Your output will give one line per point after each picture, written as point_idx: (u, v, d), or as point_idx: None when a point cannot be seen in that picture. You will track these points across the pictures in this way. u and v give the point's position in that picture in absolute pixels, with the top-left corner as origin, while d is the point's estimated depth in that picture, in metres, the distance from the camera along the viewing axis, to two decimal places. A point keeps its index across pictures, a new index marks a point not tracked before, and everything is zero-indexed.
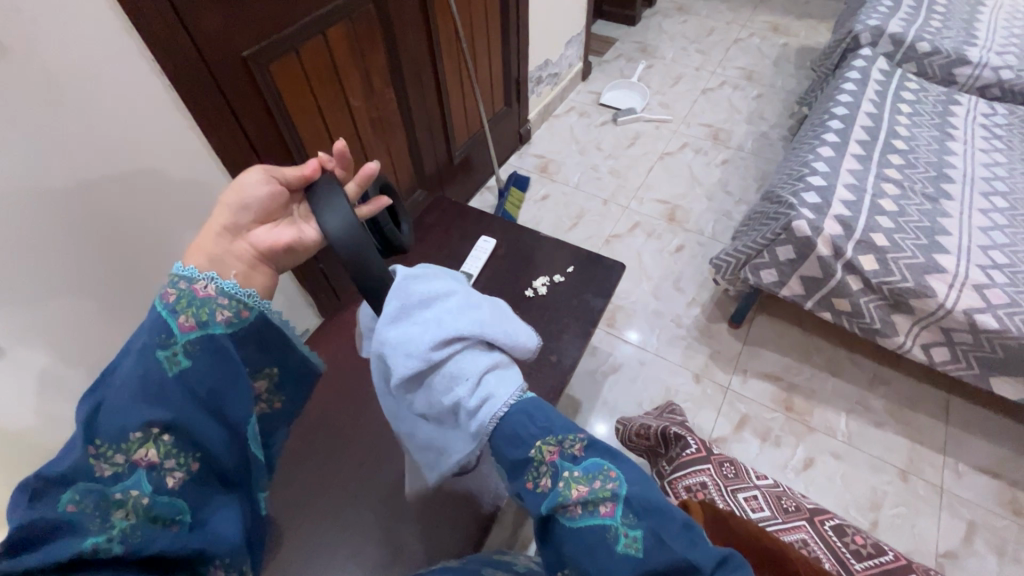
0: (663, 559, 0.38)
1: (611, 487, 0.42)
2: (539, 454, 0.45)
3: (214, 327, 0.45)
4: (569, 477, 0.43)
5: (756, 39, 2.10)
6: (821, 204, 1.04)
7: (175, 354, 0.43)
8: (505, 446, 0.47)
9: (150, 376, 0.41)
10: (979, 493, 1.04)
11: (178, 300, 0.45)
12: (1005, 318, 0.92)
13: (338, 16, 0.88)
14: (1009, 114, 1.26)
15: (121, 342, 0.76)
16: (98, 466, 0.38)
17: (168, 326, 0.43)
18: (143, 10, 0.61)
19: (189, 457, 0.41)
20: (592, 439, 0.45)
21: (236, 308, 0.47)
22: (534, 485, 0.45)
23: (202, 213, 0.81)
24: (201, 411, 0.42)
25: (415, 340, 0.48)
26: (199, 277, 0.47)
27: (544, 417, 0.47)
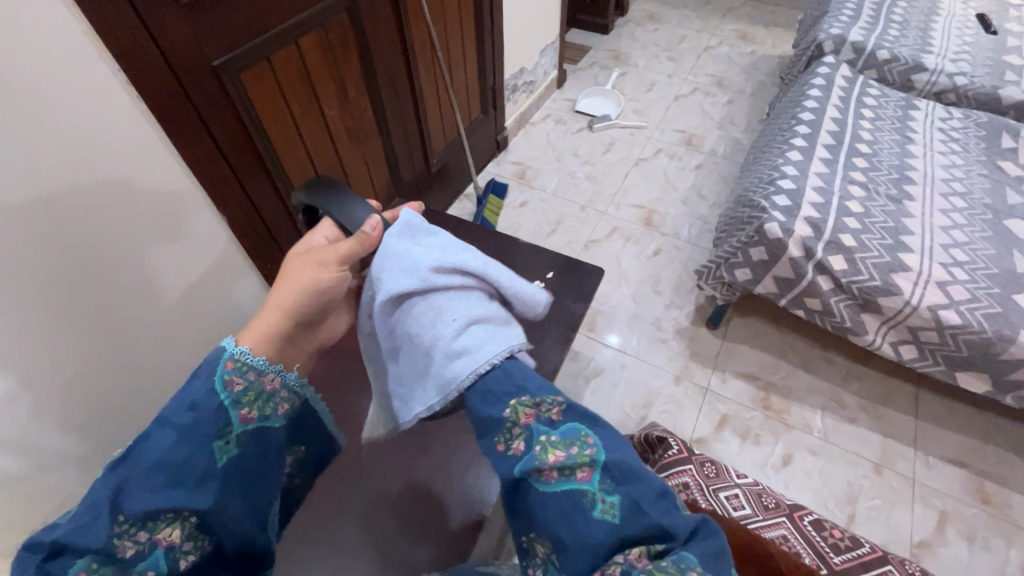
0: (639, 526, 0.39)
1: (588, 451, 0.42)
2: (514, 415, 0.45)
3: (269, 420, 0.50)
4: (546, 442, 0.43)
5: (725, 48, 2.15)
6: (792, 207, 1.07)
7: (228, 442, 0.46)
8: (478, 405, 0.47)
9: (197, 462, 0.44)
10: (949, 484, 1.08)
11: (244, 391, 0.48)
12: (966, 313, 0.96)
13: (311, 25, 0.87)
14: (965, 117, 1.31)
15: (92, 360, 0.73)
16: (120, 544, 0.41)
17: (231, 416, 0.46)
18: (105, 15, 0.60)
19: (204, 541, 0.45)
20: (571, 404, 0.45)
21: (290, 400, 0.52)
22: (507, 447, 0.45)
23: (173, 228, 0.79)
24: (235, 501, 0.46)
25: (417, 264, 0.52)
26: (268, 370, 0.50)
27: (521, 377, 0.47)
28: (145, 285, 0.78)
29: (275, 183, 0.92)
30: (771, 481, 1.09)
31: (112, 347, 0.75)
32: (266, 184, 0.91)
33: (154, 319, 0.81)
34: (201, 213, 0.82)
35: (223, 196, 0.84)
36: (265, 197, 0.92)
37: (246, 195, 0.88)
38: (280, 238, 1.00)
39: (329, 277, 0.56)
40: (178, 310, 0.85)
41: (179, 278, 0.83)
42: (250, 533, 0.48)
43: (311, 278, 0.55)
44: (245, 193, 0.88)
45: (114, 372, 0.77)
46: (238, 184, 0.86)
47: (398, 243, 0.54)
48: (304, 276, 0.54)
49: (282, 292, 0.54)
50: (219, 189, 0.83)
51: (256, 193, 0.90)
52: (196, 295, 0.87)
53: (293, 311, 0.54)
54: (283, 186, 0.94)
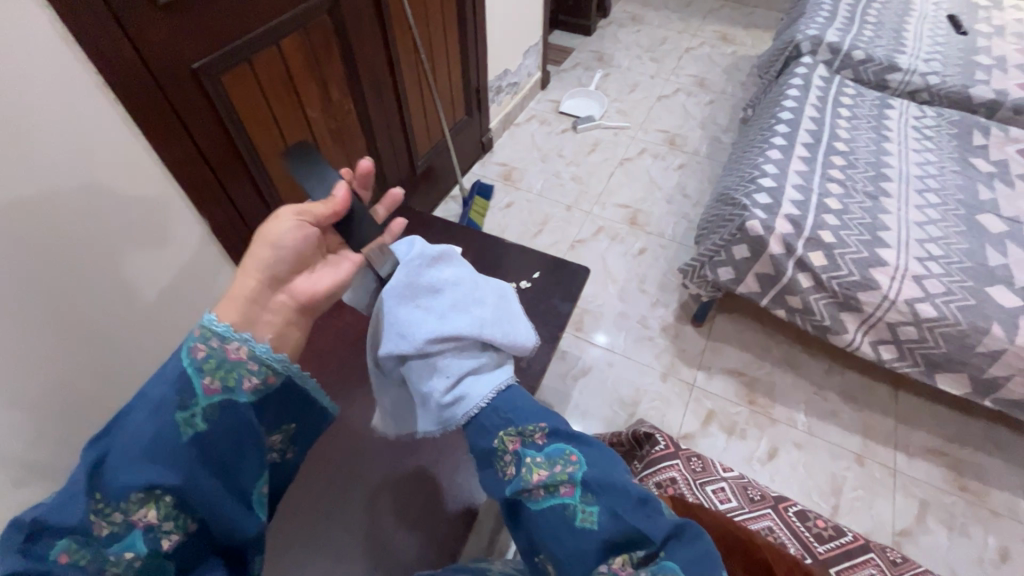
0: (618, 532, 0.42)
1: (570, 470, 0.46)
2: (503, 443, 0.51)
3: (236, 393, 0.46)
4: (531, 463, 0.47)
5: (706, 49, 2.18)
6: (773, 204, 1.09)
7: (194, 416, 0.44)
8: (474, 436, 0.53)
9: (165, 437, 0.43)
10: (928, 473, 1.10)
11: (207, 358, 0.45)
12: (942, 306, 0.99)
13: (293, 27, 0.87)
14: (938, 116, 1.35)
15: (70, 368, 0.72)
16: (96, 523, 0.41)
17: (193, 387, 0.44)
18: (83, 19, 0.59)
19: (185, 520, 0.44)
20: (553, 427, 0.50)
21: (263, 373, 0.48)
22: (502, 472, 0.50)
23: (153, 235, 0.78)
24: (208, 480, 0.44)
25: (412, 329, 0.55)
26: (233, 336, 0.47)
27: (506, 408, 0.52)
28: (125, 293, 0.77)
29: (258, 186, 0.91)
30: (756, 475, 1.10)
31: (94, 354, 0.75)
32: (250, 187, 0.90)
33: (136, 325, 0.80)
34: (183, 218, 0.82)
35: (205, 200, 0.83)
36: (248, 200, 0.91)
37: (228, 199, 0.87)
38: None
39: (292, 232, 0.54)
40: (160, 317, 0.84)
41: (161, 284, 0.82)
42: (231, 517, 0.46)
43: (275, 241, 0.53)
44: (228, 197, 0.87)
45: (94, 381, 0.76)
46: (220, 188, 0.85)
47: (396, 299, 0.57)
48: (267, 240, 0.53)
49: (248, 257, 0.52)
50: (201, 193, 0.82)
51: (238, 197, 0.89)
52: (178, 301, 0.86)
53: (263, 272, 0.52)
54: (266, 189, 0.93)
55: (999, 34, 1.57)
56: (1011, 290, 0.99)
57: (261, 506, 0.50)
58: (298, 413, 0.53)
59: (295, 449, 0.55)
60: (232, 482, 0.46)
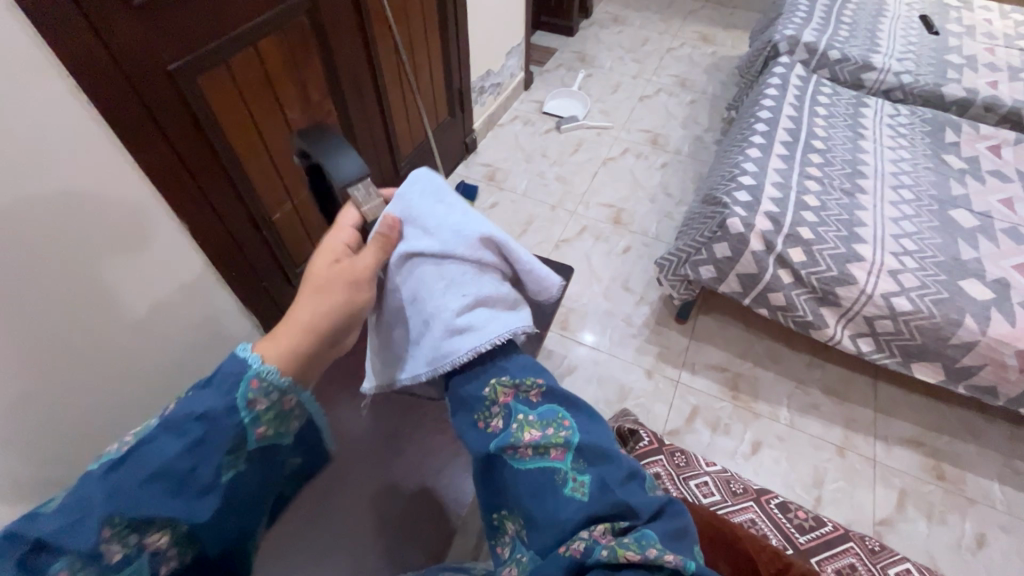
0: (606, 502, 0.40)
1: (564, 433, 0.43)
2: (492, 394, 0.47)
3: (281, 438, 0.45)
4: (523, 420, 0.44)
5: (687, 49, 2.21)
6: (752, 202, 1.11)
7: (237, 459, 0.43)
8: (461, 381, 0.49)
9: (202, 474, 0.41)
10: (907, 463, 1.13)
11: (265, 409, 0.44)
12: (917, 299, 1.01)
13: (270, 28, 0.86)
14: (911, 114, 1.38)
15: (48, 380, 0.69)
16: (107, 550, 0.38)
17: (247, 433, 0.43)
18: (50, 17, 0.57)
19: (190, 555, 0.42)
20: (549, 386, 0.47)
21: (304, 421, 0.47)
22: (485, 424, 0.46)
23: (136, 241, 0.76)
24: (231, 522, 0.44)
25: (441, 235, 0.51)
26: (292, 391, 0.45)
27: (503, 359, 0.49)
28: (109, 301, 0.75)
29: (236, 188, 0.90)
30: (741, 469, 1.12)
31: (73, 365, 0.73)
32: (229, 190, 0.89)
33: (118, 334, 0.78)
34: (164, 223, 0.80)
35: (184, 203, 0.82)
36: (228, 204, 0.90)
37: (207, 202, 0.86)
38: (245, 247, 0.98)
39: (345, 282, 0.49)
40: (142, 325, 0.82)
41: (144, 291, 0.80)
42: (235, 556, 0.46)
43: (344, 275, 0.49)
44: (208, 201, 0.86)
45: (73, 393, 0.74)
46: (198, 191, 0.83)
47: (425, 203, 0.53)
48: (334, 270, 0.49)
49: (314, 287, 0.49)
50: (180, 199, 0.81)
51: (217, 200, 0.88)
52: (162, 309, 0.84)
53: (322, 327, 0.48)
54: (245, 191, 0.92)
55: (969, 34, 1.61)
56: (982, 283, 1.02)
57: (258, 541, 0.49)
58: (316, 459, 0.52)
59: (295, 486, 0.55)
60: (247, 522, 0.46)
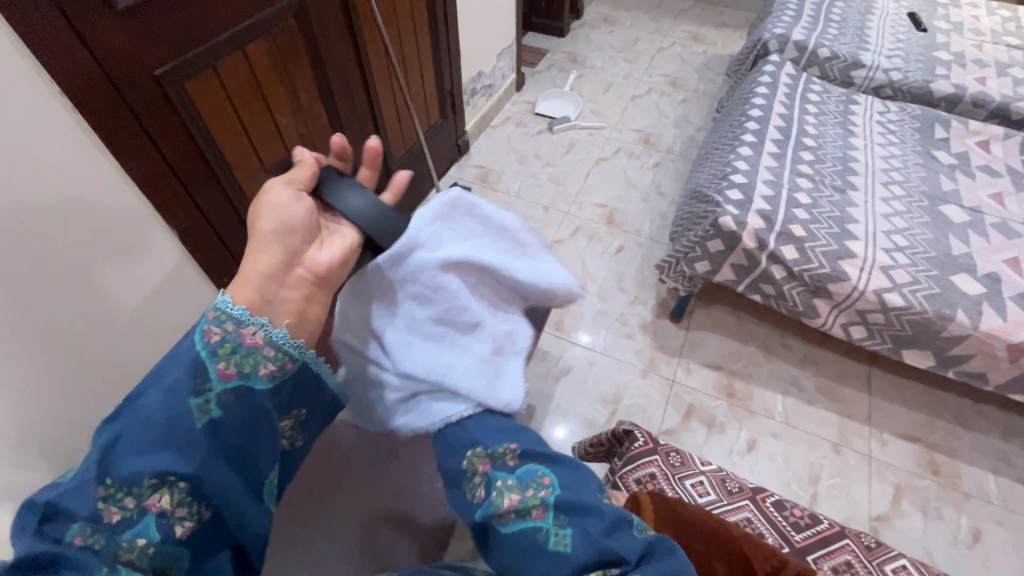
0: (589, 551, 0.43)
1: (543, 493, 0.47)
2: (472, 465, 0.51)
3: (253, 379, 0.46)
4: (502, 487, 0.48)
5: (678, 49, 2.21)
6: (744, 200, 1.11)
7: (207, 402, 0.45)
8: (444, 454, 0.54)
9: (177, 422, 0.44)
10: (902, 458, 1.13)
11: (222, 343, 0.46)
12: (908, 295, 1.01)
13: (258, 31, 0.85)
14: (901, 111, 1.38)
15: (31, 380, 0.67)
16: (108, 508, 0.42)
17: (208, 371, 0.45)
18: (34, 25, 0.57)
19: (200, 506, 0.45)
20: (523, 447, 0.50)
21: (280, 360, 0.48)
22: (472, 495, 0.50)
23: (121, 240, 0.74)
24: (222, 466, 0.45)
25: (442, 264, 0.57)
26: (248, 321, 0.47)
27: (474, 427, 0.53)
28: (94, 300, 0.73)
29: (227, 193, 0.89)
30: (738, 467, 1.12)
31: (69, 374, 0.72)
32: (219, 196, 0.88)
33: (111, 341, 0.77)
34: (153, 228, 0.79)
35: (173, 209, 0.81)
36: (219, 210, 0.89)
37: (197, 206, 0.85)
38: (237, 252, 0.96)
39: (290, 204, 0.53)
40: (135, 332, 0.81)
41: (136, 297, 0.80)
42: (240, 502, 0.47)
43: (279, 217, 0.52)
44: (197, 207, 0.85)
45: (67, 403, 0.73)
46: (187, 195, 0.82)
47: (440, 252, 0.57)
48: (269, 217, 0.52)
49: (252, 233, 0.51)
50: (170, 205, 0.80)
51: (207, 204, 0.87)
52: (153, 312, 0.83)
53: (273, 247, 0.51)
54: (236, 195, 0.91)
55: (957, 31, 1.62)
56: (974, 278, 1.02)
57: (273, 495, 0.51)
58: (317, 402, 0.53)
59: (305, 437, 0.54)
60: (243, 469, 0.47)
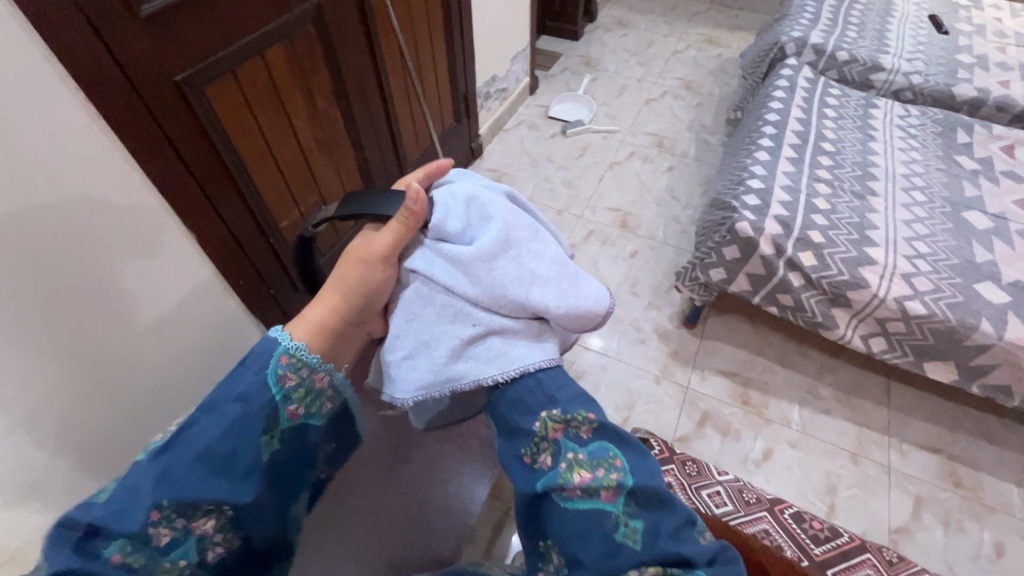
0: (658, 551, 0.41)
1: (614, 476, 0.43)
2: (543, 429, 0.47)
3: (312, 417, 0.50)
4: (573, 460, 0.44)
5: (692, 52, 2.20)
6: (761, 206, 1.10)
7: (272, 438, 0.47)
8: (510, 412, 0.49)
9: (240, 454, 0.45)
10: (923, 469, 1.11)
11: (295, 387, 0.47)
12: (930, 303, 0.99)
13: (278, 37, 0.86)
14: (922, 115, 1.36)
15: (64, 383, 0.69)
16: (156, 531, 0.42)
17: (279, 412, 0.47)
18: (62, 33, 0.58)
19: (232, 535, 0.47)
20: (602, 421, 0.46)
21: (334, 400, 0.51)
22: (534, 459, 0.47)
23: (143, 243, 0.75)
24: (268, 496, 0.48)
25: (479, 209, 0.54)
26: (320, 367, 0.49)
27: (552, 387, 0.49)
28: (122, 304, 0.74)
29: (244, 196, 0.90)
30: (752, 476, 1.10)
31: (92, 374, 0.73)
32: (236, 198, 0.89)
33: (132, 341, 0.78)
34: (171, 229, 0.79)
35: (192, 213, 0.82)
36: (235, 213, 0.90)
37: (214, 209, 0.86)
38: (252, 255, 0.97)
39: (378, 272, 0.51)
40: (157, 334, 0.82)
41: (156, 296, 0.80)
42: (273, 527, 0.51)
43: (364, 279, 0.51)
44: (215, 210, 0.86)
45: (90, 404, 0.73)
46: (205, 199, 0.83)
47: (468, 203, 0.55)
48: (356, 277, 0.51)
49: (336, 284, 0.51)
50: (188, 208, 0.81)
51: (224, 207, 0.87)
52: (176, 320, 0.85)
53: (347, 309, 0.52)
54: (252, 198, 0.92)
55: (979, 33, 1.59)
56: (998, 286, 1.00)
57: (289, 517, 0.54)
58: (341, 432, 0.58)
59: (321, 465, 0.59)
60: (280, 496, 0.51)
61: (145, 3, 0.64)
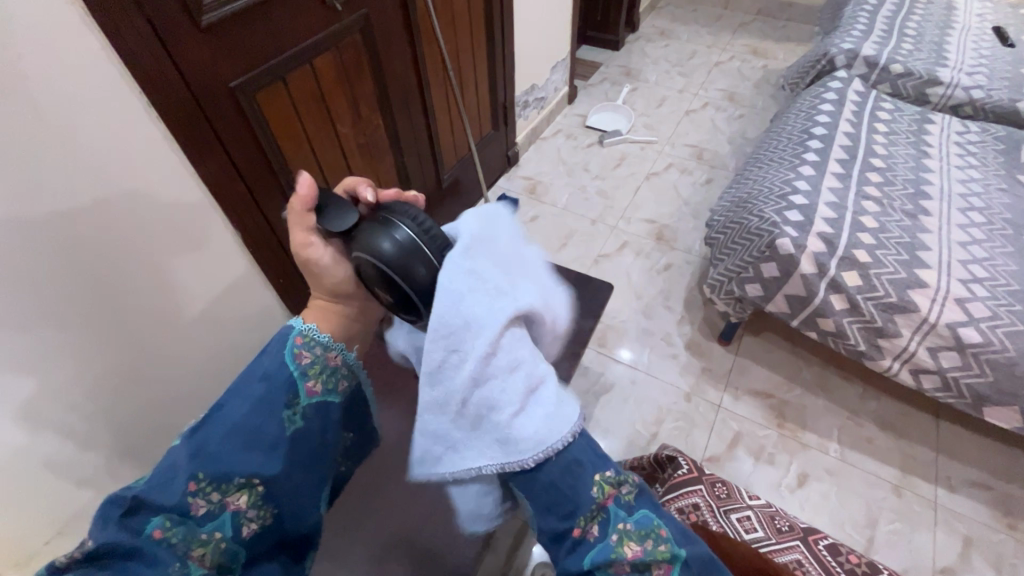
0: None
1: (664, 548, 0.39)
2: (597, 493, 0.41)
3: (332, 396, 0.50)
4: (622, 531, 0.40)
5: (736, 63, 2.15)
6: (804, 222, 1.06)
7: (295, 414, 0.47)
8: (563, 481, 0.41)
9: (267, 428, 0.45)
10: (973, 508, 1.04)
11: (311, 363, 0.49)
12: (987, 331, 0.94)
13: (326, 46, 0.89)
14: (983, 131, 1.29)
15: (117, 367, 0.73)
16: (193, 503, 0.43)
17: (298, 388, 0.48)
18: (130, 44, 0.62)
19: (266, 511, 0.46)
20: (642, 488, 0.43)
21: (349, 379, 0.53)
22: (579, 530, 0.40)
23: (194, 239, 0.79)
24: (298, 474, 0.48)
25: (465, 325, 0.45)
26: (332, 346, 0.51)
27: (600, 449, 0.43)
28: (167, 295, 0.78)
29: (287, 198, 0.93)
30: (786, 503, 1.06)
31: (138, 361, 0.76)
32: (280, 200, 0.92)
33: (176, 333, 0.81)
34: (219, 226, 0.83)
35: (239, 212, 0.85)
36: (279, 212, 0.93)
37: (259, 209, 0.89)
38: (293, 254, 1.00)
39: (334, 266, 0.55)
40: (200, 327, 0.85)
41: (203, 289, 0.84)
42: (303, 509, 0.50)
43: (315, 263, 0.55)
44: (260, 211, 0.89)
45: (135, 390, 0.77)
46: (252, 200, 0.87)
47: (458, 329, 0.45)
48: (313, 274, 0.55)
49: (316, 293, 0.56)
50: (234, 206, 0.84)
51: (269, 208, 0.90)
52: (216, 313, 0.88)
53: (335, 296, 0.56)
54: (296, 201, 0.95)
55: None
56: None
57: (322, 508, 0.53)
58: (363, 424, 0.58)
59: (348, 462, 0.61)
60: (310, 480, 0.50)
61: (206, 14, 0.67)
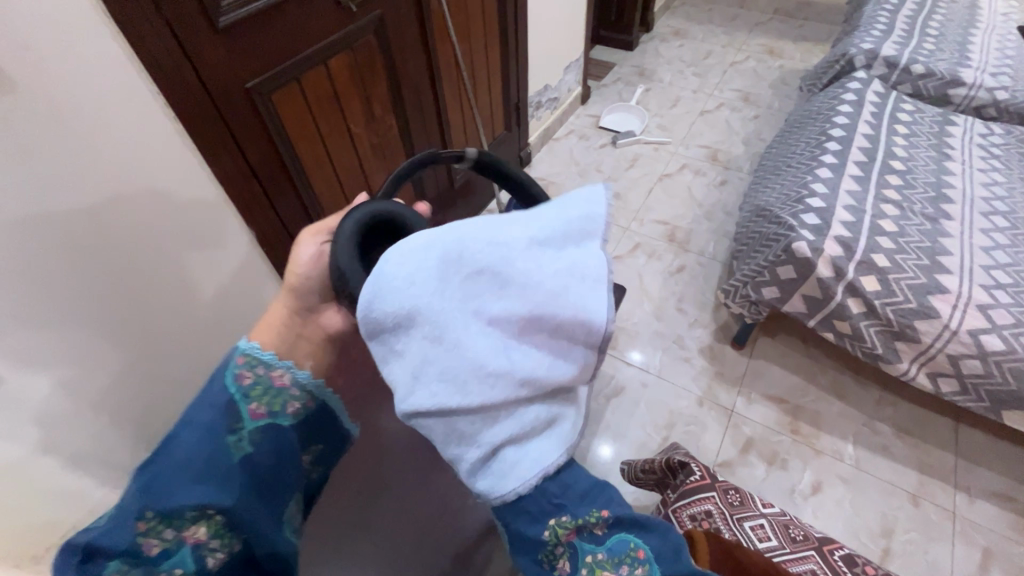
0: None
1: (640, 571, 0.41)
2: (554, 536, 0.43)
3: (280, 417, 0.52)
4: (592, 562, 0.42)
5: (752, 63, 2.13)
6: (821, 225, 1.05)
7: (241, 439, 0.49)
8: (516, 521, 0.42)
9: (216, 459, 0.48)
10: (993, 519, 1.02)
11: (253, 386, 0.50)
12: (1009, 338, 0.92)
13: (341, 47, 0.90)
14: (1007, 133, 1.26)
15: (133, 363, 0.74)
16: (148, 541, 0.46)
17: (241, 411, 0.49)
18: (147, 44, 0.62)
19: (230, 538, 0.50)
20: (612, 513, 0.43)
21: (303, 399, 0.54)
22: (552, 564, 0.44)
23: (208, 236, 0.80)
24: (252, 498, 0.51)
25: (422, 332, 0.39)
26: (276, 364, 0.52)
27: (561, 484, 0.42)
28: (181, 292, 0.79)
29: (301, 199, 0.94)
30: (799, 510, 1.04)
31: (153, 358, 0.77)
32: (294, 200, 0.93)
33: (191, 330, 0.82)
34: (233, 225, 0.84)
35: (254, 212, 0.86)
36: (292, 212, 0.94)
37: (273, 210, 0.90)
38: None
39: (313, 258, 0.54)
40: (213, 324, 0.86)
41: (217, 286, 0.85)
42: (266, 531, 0.53)
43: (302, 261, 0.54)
44: (274, 211, 0.90)
45: (150, 387, 0.78)
46: (266, 200, 0.87)
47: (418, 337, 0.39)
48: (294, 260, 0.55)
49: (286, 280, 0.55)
50: (249, 206, 0.85)
51: (283, 208, 0.91)
52: (229, 310, 0.89)
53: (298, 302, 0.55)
54: (309, 202, 0.95)
55: None
56: None
57: (286, 523, 0.57)
58: (331, 434, 0.60)
59: (320, 468, 0.62)
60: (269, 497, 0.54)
61: (222, 15, 0.68)
